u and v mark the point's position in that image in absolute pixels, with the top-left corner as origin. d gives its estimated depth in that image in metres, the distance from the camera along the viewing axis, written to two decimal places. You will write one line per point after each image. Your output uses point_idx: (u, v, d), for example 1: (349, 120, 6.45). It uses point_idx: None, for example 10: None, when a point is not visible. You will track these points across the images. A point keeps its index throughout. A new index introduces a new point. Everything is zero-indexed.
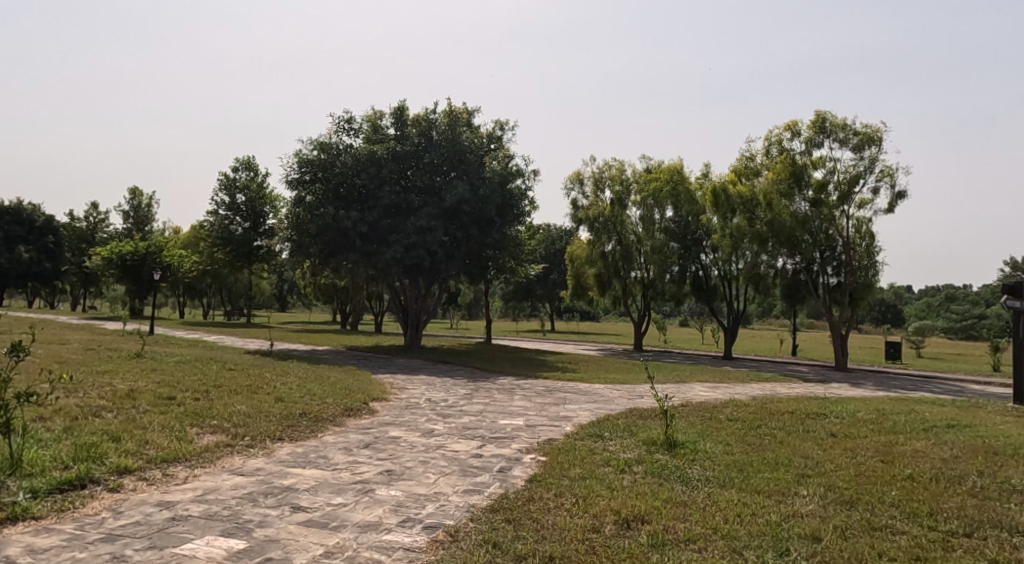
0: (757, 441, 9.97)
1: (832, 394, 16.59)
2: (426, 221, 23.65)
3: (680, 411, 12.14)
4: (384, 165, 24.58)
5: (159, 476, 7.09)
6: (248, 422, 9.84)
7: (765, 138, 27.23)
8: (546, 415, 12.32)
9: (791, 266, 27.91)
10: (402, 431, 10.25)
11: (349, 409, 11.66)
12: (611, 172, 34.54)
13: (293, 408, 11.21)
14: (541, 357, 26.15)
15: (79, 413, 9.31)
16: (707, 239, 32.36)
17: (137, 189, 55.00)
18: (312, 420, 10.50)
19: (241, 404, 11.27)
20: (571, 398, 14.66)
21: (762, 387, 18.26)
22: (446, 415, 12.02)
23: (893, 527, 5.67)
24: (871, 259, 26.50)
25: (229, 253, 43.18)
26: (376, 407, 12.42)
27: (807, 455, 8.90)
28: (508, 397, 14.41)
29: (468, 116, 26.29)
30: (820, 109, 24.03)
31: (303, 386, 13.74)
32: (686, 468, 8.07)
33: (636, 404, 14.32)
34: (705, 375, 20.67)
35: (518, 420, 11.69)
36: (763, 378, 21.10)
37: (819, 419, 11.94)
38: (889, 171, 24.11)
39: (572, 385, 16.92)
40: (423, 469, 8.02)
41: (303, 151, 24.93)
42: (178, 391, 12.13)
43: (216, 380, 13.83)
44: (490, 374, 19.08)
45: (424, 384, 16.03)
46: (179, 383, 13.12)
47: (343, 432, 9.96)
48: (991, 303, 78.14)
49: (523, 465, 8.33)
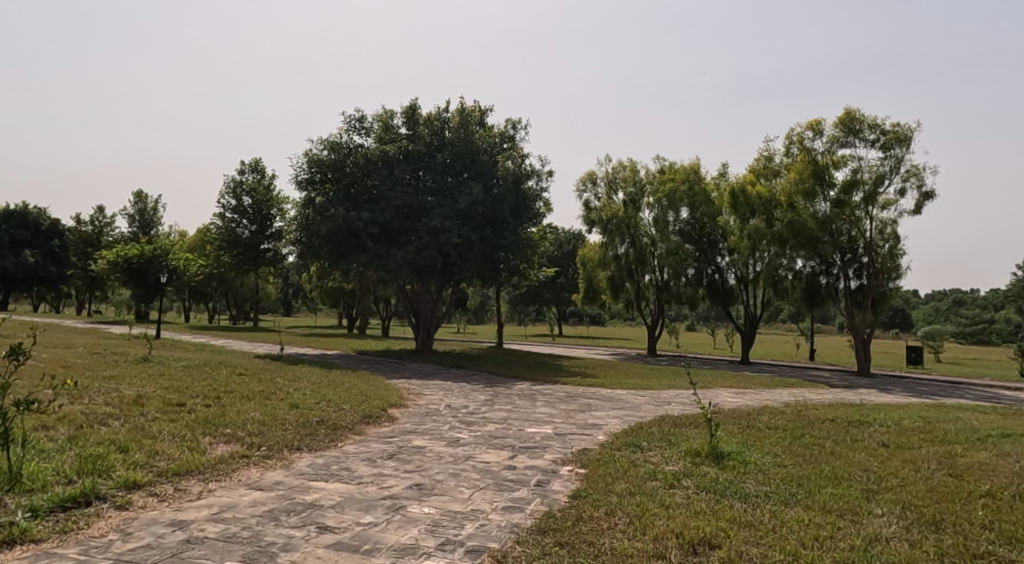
0: (807, 452, 9.32)
1: (866, 401, 15.88)
2: (439, 222, 23.08)
3: (717, 419, 11.50)
4: (397, 165, 24.03)
5: (171, 491, 6.48)
6: (264, 431, 9.25)
7: (785, 138, 26.67)
8: (573, 423, 11.69)
9: (810, 267, 27.29)
10: (426, 440, 9.65)
11: (368, 416, 11.08)
12: (624, 173, 34.00)
13: (310, 415, 10.61)
14: (556, 362, 25.49)
15: (84, 422, 8.73)
16: (723, 241, 31.73)
17: (142, 193, 54.74)
18: (331, 427, 9.91)
19: (254, 411, 10.69)
20: (595, 405, 14.01)
21: (789, 393, 17.59)
22: (469, 422, 11.40)
23: (997, 556, 5.09)
24: (894, 262, 25.83)
25: (236, 257, 42.70)
26: (395, 414, 11.82)
27: (867, 468, 8.24)
28: (530, 404, 13.80)
29: (481, 115, 25.74)
30: (846, 107, 23.42)
31: (318, 392, 13.16)
32: (741, 482, 7.43)
33: (664, 410, 13.68)
34: (728, 381, 19.99)
35: (546, 428, 11.08)
36: (788, 383, 20.41)
37: (865, 429, 11.28)
38: (915, 171, 23.51)
39: (593, 391, 16.28)
40: (455, 482, 7.40)
41: (313, 151, 24.41)
42: (187, 397, 11.54)
43: (227, 386, 13.26)
44: (508, 379, 18.46)
45: (441, 390, 15.41)
46: (188, 388, 12.52)
47: (365, 442, 9.35)
48: (1001, 307, 77.27)
49: (563, 478, 7.71)
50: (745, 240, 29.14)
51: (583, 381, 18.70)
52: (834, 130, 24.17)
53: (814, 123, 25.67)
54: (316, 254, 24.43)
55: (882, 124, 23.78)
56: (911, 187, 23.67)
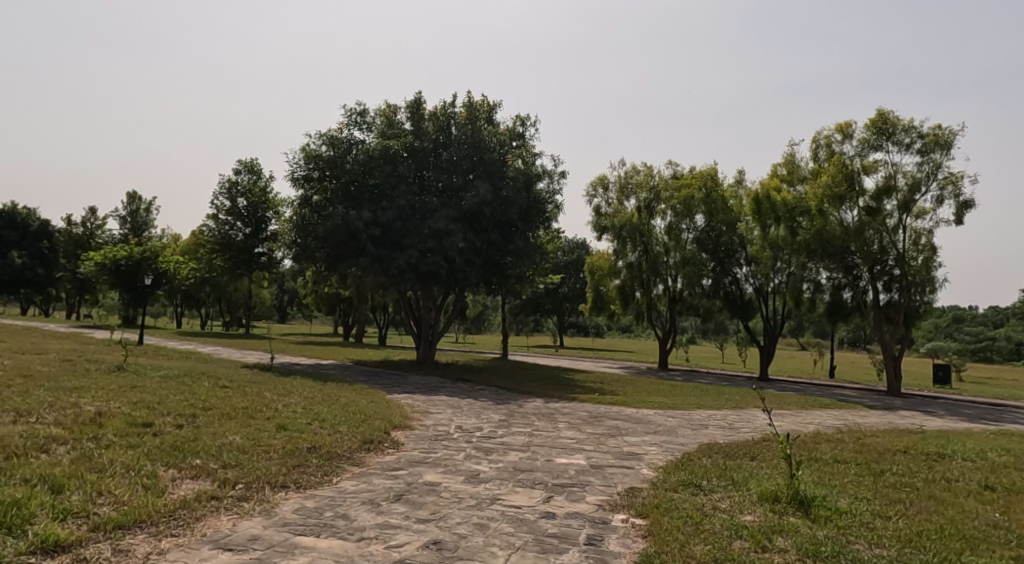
0: (902, 495, 7.69)
1: (922, 427, 14.21)
2: (444, 224, 21.51)
3: (776, 453, 9.85)
4: (400, 163, 22.47)
5: (107, 554, 4.80)
6: (243, 462, 7.56)
7: (813, 140, 25.22)
8: (607, 452, 10.00)
9: (835, 279, 25.90)
10: (439, 476, 7.94)
11: (368, 442, 9.38)
12: (637, 177, 32.55)
13: (301, 440, 8.90)
14: (567, 376, 23.82)
15: (18, 448, 7.03)
16: (742, 251, 30.16)
17: (136, 194, 53.07)
18: (324, 457, 8.21)
19: (233, 435, 9.00)
20: (625, 428, 12.35)
21: (831, 417, 15.93)
22: (486, 450, 9.72)
23: None
24: (929, 274, 24.24)
25: (228, 260, 40.93)
26: (399, 438, 10.13)
27: (994, 522, 6.60)
28: (552, 427, 12.11)
29: (490, 110, 24.07)
30: (880, 107, 21.88)
31: (310, 410, 11.48)
32: (850, 544, 5.80)
33: (705, 436, 12.03)
34: (759, 400, 18.34)
35: (579, 459, 9.41)
36: (825, 404, 18.78)
37: (950, 464, 9.61)
38: (953, 178, 21.95)
39: (617, 411, 14.60)
40: (484, 539, 5.74)
41: (310, 146, 22.82)
42: (157, 415, 9.82)
43: (206, 402, 11.52)
44: (520, 396, 16.77)
45: (449, 408, 13.73)
46: (160, 404, 10.83)
47: (366, 477, 7.66)
48: (1001, 324, 76.04)
49: (619, 534, 6.05)
50: (767, 250, 27.82)
51: (602, 398, 17.06)
52: (866, 132, 22.66)
53: (843, 127, 24.18)
54: (312, 257, 22.91)
55: (920, 126, 22.18)
56: (949, 196, 22.09)
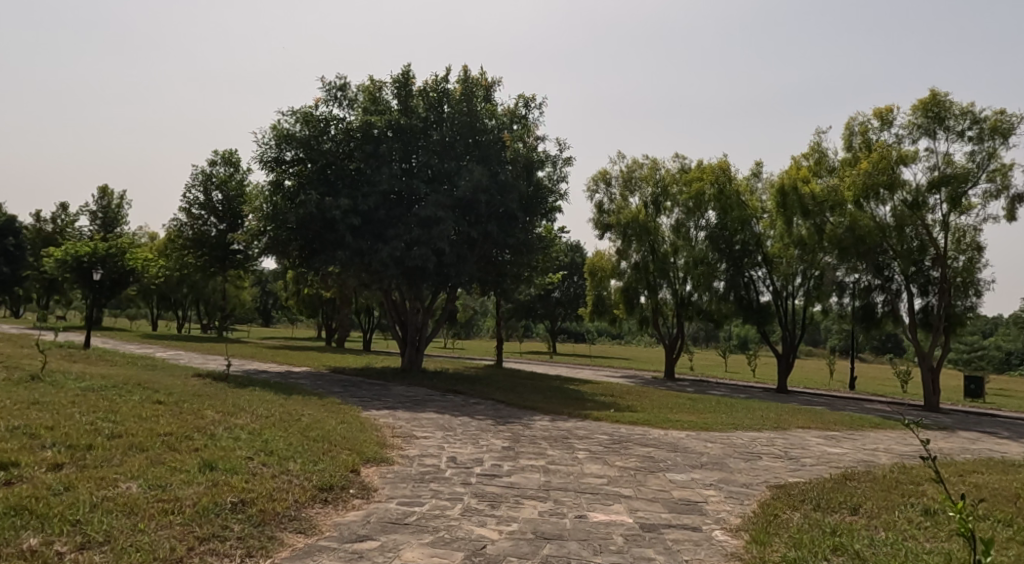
0: None
1: (1010, 457, 11.72)
2: (432, 211, 18.82)
3: (882, 508, 7.21)
4: (384, 144, 19.78)
5: None
6: (118, 535, 4.81)
7: (845, 127, 22.70)
8: (655, 500, 7.36)
9: (864, 280, 23.29)
10: (425, 553, 5.21)
11: (324, 489, 6.65)
12: (642, 171, 29.96)
13: (227, 489, 6.16)
14: (569, 387, 21.17)
15: None
16: (758, 252, 27.52)
17: (107, 188, 50.05)
18: (252, 522, 5.48)
19: (130, 483, 6.24)
20: (664, 461, 9.71)
21: (890, 440, 13.43)
22: (493, 498, 7.02)
23: None
24: (970, 277, 21.91)
25: (202, 258, 38.08)
26: (372, 481, 7.39)
27: None
28: (570, 458, 9.45)
29: (488, 88, 21.37)
30: (932, 89, 19.48)
31: (256, 439, 8.69)
32: None
33: (766, 471, 9.42)
34: (798, 419, 15.81)
35: (621, 512, 6.76)
36: (872, 422, 16.28)
37: None
38: (1007, 168, 19.60)
39: (642, 434, 11.96)
40: None
41: (282, 123, 20.13)
42: (30, 449, 7.03)
43: (119, 426, 8.71)
44: (522, 413, 14.15)
45: (440, 431, 11.05)
46: (50, 429, 8.03)
47: (312, 558, 4.94)
48: (992, 334, 74.95)
49: None
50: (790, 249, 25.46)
51: (620, 415, 14.42)
52: (913, 117, 20.25)
53: (882, 112, 21.47)
54: (284, 250, 20.29)
55: (974, 112, 19.80)
56: (999, 189, 19.77)
